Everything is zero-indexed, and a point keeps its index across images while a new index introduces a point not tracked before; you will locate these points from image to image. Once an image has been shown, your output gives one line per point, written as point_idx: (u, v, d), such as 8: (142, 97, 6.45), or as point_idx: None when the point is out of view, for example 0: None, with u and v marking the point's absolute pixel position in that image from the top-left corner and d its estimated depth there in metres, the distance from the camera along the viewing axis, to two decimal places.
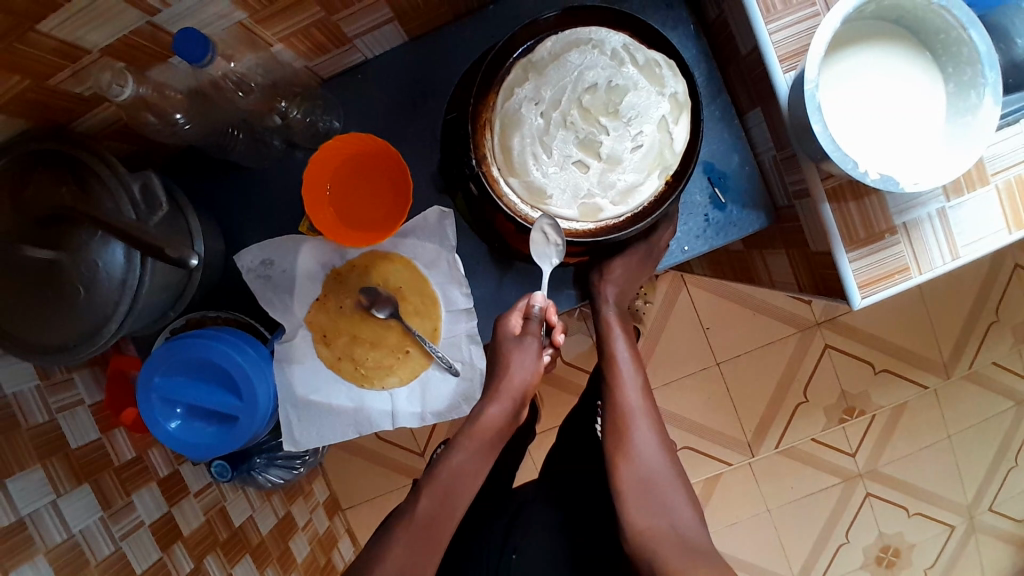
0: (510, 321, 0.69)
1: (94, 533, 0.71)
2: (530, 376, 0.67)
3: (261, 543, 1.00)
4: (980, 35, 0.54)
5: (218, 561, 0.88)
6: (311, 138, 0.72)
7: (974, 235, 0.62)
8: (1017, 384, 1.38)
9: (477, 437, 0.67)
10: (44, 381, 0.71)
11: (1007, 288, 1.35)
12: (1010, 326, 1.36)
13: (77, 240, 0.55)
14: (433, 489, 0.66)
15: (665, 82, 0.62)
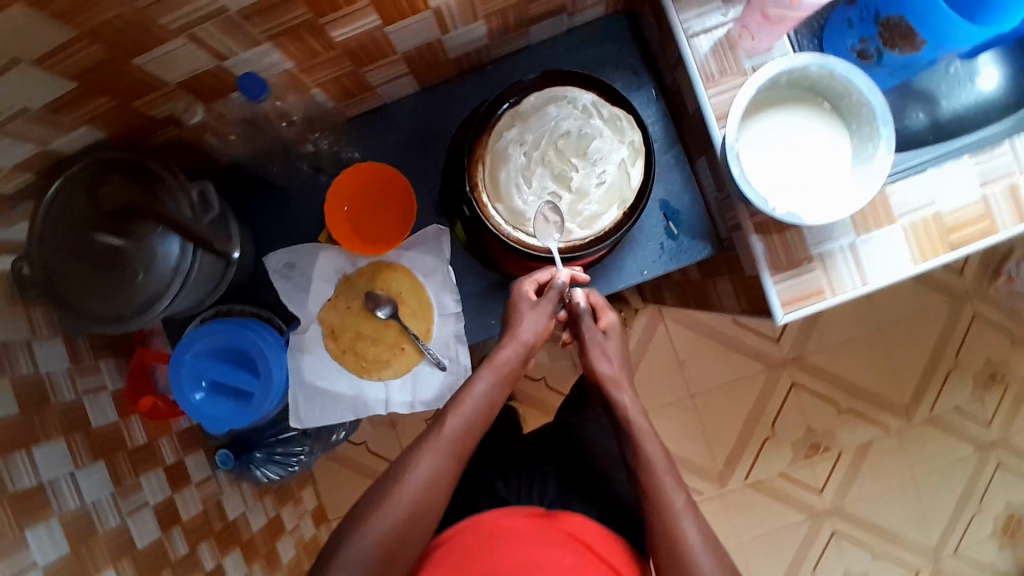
0: (524, 285, 0.77)
1: (103, 505, 0.80)
2: (540, 333, 0.75)
3: (249, 540, 1.10)
4: (875, 98, 0.67)
5: (211, 549, 0.98)
6: (334, 164, 0.86)
7: (879, 267, 0.76)
8: (978, 429, 1.47)
9: (496, 369, 0.73)
10: (74, 365, 0.84)
11: (964, 338, 1.48)
12: (969, 373, 1.47)
13: (141, 231, 0.68)
14: (456, 412, 0.70)
15: (625, 133, 0.77)
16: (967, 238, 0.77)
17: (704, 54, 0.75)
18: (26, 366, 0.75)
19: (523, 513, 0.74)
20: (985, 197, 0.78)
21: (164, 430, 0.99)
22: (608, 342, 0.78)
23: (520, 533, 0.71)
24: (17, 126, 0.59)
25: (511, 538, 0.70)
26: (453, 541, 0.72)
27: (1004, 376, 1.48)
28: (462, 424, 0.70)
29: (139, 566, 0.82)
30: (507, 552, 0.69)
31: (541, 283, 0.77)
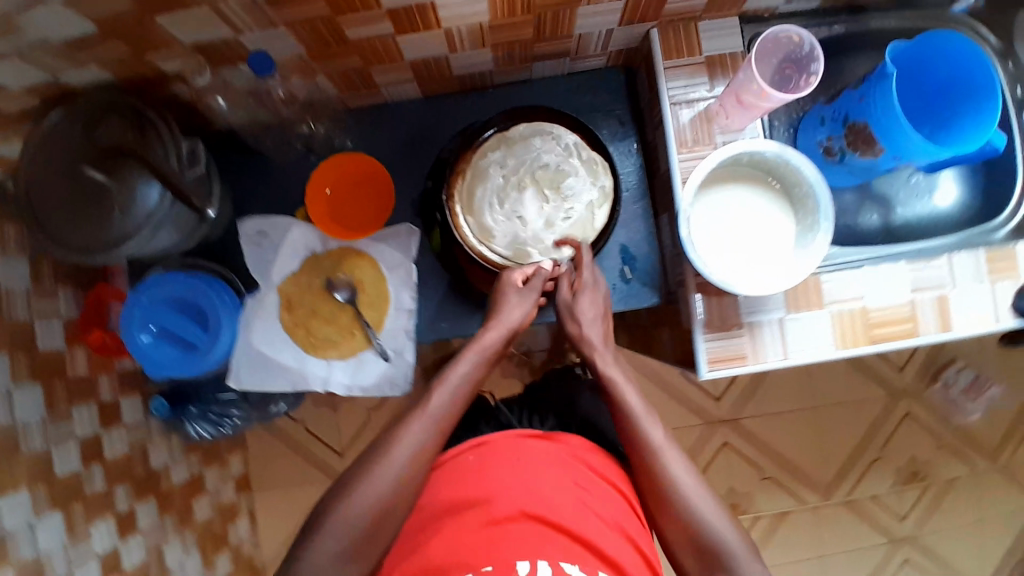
0: (512, 274, 0.80)
1: (31, 427, 0.85)
2: (522, 319, 0.78)
3: (168, 491, 1.15)
4: (820, 193, 0.74)
5: (125, 493, 1.03)
6: (325, 148, 0.90)
7: (802, 345, 0.82)
8: (890, 522, 1.55)
9: (481, 350, 0.76)
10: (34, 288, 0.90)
11: (893, 432, 1.55)
12: (890, 466, 1.55)
13: (126, 173, 0.71)
14: (440, 389, 0.73)
15: (598, 177, 0.83)
16: (886, 334, 0.84)
17: (683, 122, 0.82)
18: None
19: (509, 433, 0.73)
20: (913, 301, 0.86)
21: (107, 368, 1.03)
22: (580, 300, 0.80)
23: (502, 454, 0.71)
24: (36, 54, 0.64)
25: (490, 460, 0.70)
26: (444, 464, 0.72)
27: (925, 476, 1.56)
28: (444, 404, 0.72)
29: (53, 493, 0.88)
30: (487, 471, 0.68)
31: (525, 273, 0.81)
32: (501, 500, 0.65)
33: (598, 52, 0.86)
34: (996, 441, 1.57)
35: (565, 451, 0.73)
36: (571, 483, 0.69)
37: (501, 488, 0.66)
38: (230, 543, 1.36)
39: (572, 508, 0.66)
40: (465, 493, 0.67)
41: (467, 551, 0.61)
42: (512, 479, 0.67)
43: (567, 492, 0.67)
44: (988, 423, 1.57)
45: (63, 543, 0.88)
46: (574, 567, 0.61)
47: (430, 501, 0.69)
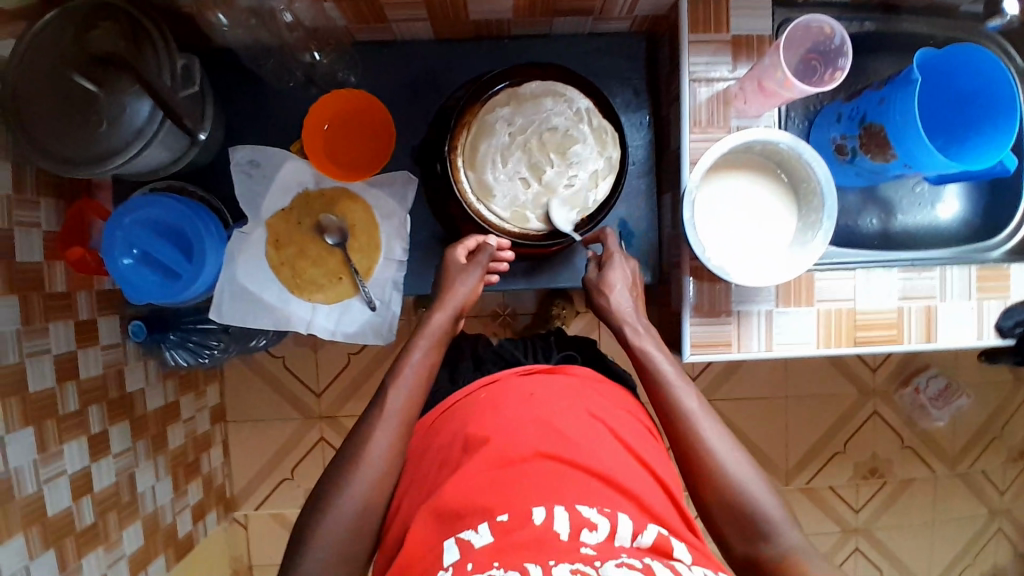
0: (455, 251, 0.79)
1: (6, 339, 0.86)
2: (470, 294, 0.77)
3: (142, 417, 1.16)
4: (827, 191, 0.73)
5: (100, 415, 1.04)
6: (328, 82, 0.86)
7: (787, 339, 0.82)
8: (843, 513, 1.61)
9: (426, 334, 0.74)
10: (14, 196, 0.89)
11: (859, 429, 1.60)
12: (851, 461, 1.60)
13: (117, 86, 0.68)
14: (395, 385, 0.70)
15: (606, 147, 0.81)
16: (870, 338, 0.85)
17: (699, 101, 0.79)
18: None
19: (517, 370, 0.76)
20: (901, 308, 0.86)
21: (86, 285, 1.03)
22: (611, 273, 0.81)
23: (513, 394, 0.72)
24: None
25: (501, 400, 0.71)
26: (458, 407, 0.74)
27: (883, 473, 1.62)
28: (405, 397, 0.69)
29: (27, 411, 0.89)
30: (500, 410, 0.69)
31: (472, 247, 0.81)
32: (515, 441, 0.65)
33: (622, 14, 0.82)
34: (955, 447, 1.63)
35: (581, 381, 0.77)
36: (584, 423, 0.68)
37: (514, 427, 0.66)
38: (200, 472, 1.38)
39: (587, 446, 0.65)
40: (478, 434, 0.66)
41: (481, 495, 0.60)
42: (525, 417, 0.68)
43: (581, 430, 0.67)
44: (950, 429, 1.62)
45: (34, 458, 0.90)
46: (592, 509, 0.58)
47: (447, 443, 0.69)
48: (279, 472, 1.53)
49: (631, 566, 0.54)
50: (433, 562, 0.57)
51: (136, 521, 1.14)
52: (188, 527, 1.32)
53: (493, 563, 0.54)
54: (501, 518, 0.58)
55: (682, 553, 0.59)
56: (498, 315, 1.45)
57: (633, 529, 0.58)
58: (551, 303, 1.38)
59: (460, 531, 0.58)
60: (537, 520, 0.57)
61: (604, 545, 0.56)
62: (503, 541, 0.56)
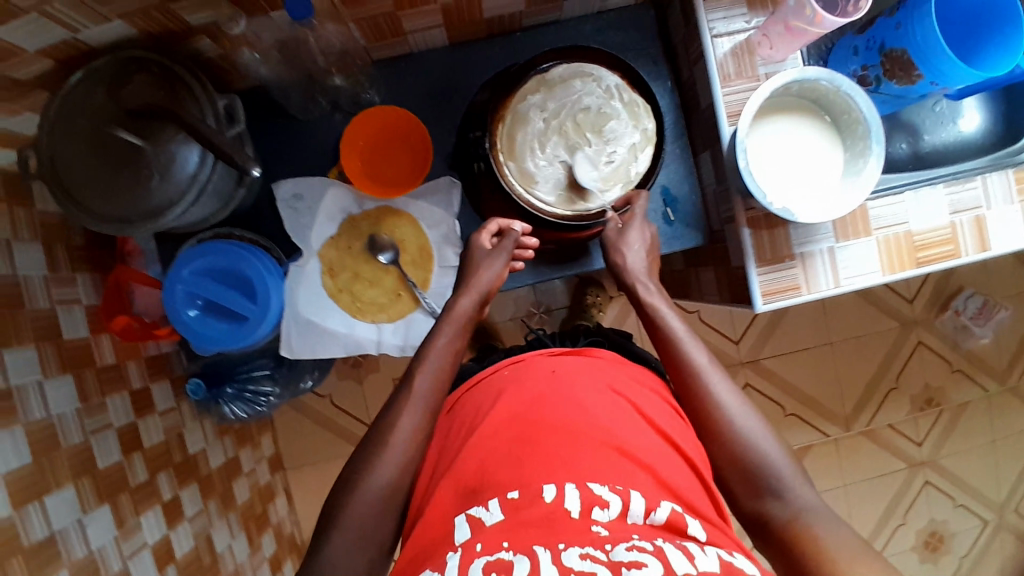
0: (480, 236, 0.82)
1: (67, 421, 0.84)
2: (495, 279, 0.80)
3: (208, 476, 1.14)
4: (872, 117, 0.73)
5: (168, 481, 1.02)
6: (352, 105, 0.87)
7: (852, 272, 0.83)
8: (908, 448, 1.61)
9: (454, 320, 0.76)
10: (52, 275, 0.87)
11: (907, 362, 1.60)
12: (907, 395, 1.60)
13: (162, 136, 0.68)
14: (422, 369, 0.73)
15: (641, 120, 0.81)
16: (929, 257, 0.86)
17: (724, 54, 0.80)
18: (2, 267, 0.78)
19: (542, 351, 0.78)
20: (953, 223, 0.87)
21: (134, 354, 1.01)
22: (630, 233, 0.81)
23: (538, 374, 0.73)
24: (54, 5, 0.59)
25: (527, 381, 0.72)
26: (486, 383, 0.76)
27: (938, 401, 1.61)
28: (431, 384, 0.73)
29: (99, 488, 0.86)
30: (526, 391, 0.71)
31: (496, 231, 0.83)
32: (540, 421, 0.66)
33: None
34: (1003, 362, 1.63)
35: (606, 363, 0.77)
36: (608, 399, 0.70)
37: (540, 406, 0.68)
38: (270, 523, 1.36)
39: (608, 424, 0.66)
40: (505, 414, 0.69)
41: (498, 472, 0.63)
42: (551, 397, 0.69)
43: (606, 407, 0.68)
44: (995, 346, 1.62)
45: (114, 535, 0.87)
46: (603, 487, 0.60)
47: (469, 415, 0.73)
48: None
49: (640, 548, 0.54)
50: (446, 537, 0.60)
51: None
52: None
53: (501, 542, 0.56)
54: (512, 495, 0.60)
55: (695, 530, 0.59)
56: (533, 315, 1.45)
57: (645, 507, 0.59)
58: (587, 290, 1.38)
59: (473, 508, 0.61)
60: (547, 498, 0.59)
61: (615, 524, 0.57)
62: (513, 518, 0.58)
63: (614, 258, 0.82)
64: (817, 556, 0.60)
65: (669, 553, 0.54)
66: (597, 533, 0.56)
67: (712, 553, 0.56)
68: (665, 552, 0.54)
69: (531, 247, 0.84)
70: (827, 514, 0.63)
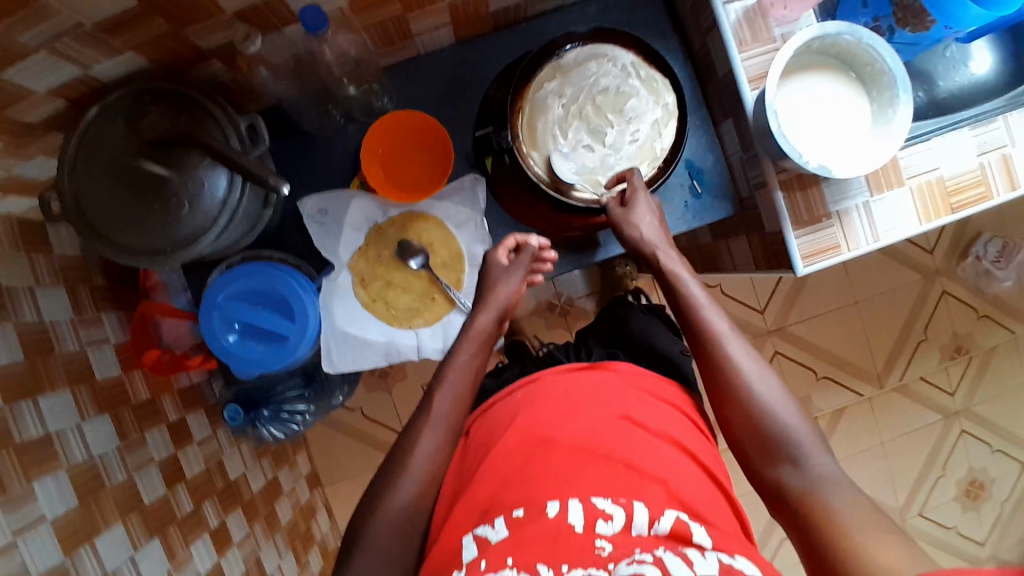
0: (497, 252, 0.82)
1: (110, 459, 0.82)
2: (513, 294, 0.81)
3: (251, 500, 1.13)
4: (896, 66, 0.72)
5: (214, 509, 1.00)
6: (365, 113, 0.86)
7: (889, 225, 0.82)
8: (942, 399, 1.60)
9: (472, 338, 0.78)
10: (78, 316, 0.86)
11: (933, 312, 1.59)
12: (936, 345, 1.59)
13: (188, 163, 0.67)
14: (442, 388, 0.73)
15: (661, 95, 0.79)
16: (964, 201, 0.85)
17: (737, 20, 0.79)
18: (29, 314, 0.76)
19: (556, 368, 0.77)
20: (982, 164, 0.85)
21: (167, 388, 0.99)
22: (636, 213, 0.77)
23: (553, 392, 0.72)
24: (66, 43, 0.58)
25: (544, 397, 0.72)
26: (500, 405, 0.76)
27: (968, 348, 1.61)
28: (453, 403, 0.73)
29: (147, 523, 0.84)
30: (545, 408, 0.70)
31: (513, 247, 0.84)
32: (549, 440, 0.66)
33: None
34: None
35: (624, 378, 0.75)
36: (617, 414, 0.69)
37: (557, 422, 0.68)
38: (316, 541, 1.35)
39: (615, 438, 0.66)
40: (516, 435, 0.68)
41: (507, 492, 0.62)
42: (560, 416, 0.69)
43: (615, 423, 0.68)
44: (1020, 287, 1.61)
45: (167, 570, 0.85)
46: (607, 501, 0.59)
47: (489, 432, 0.72)
48: None
49: (642, 561, 0.52)
50: (455, 557, 0.58)
51: None
52: None
53: (505, 559, 0.54)
54: (518, 513, 0.59)
55: (702, 537, 0.57)
56: (555, 306, 1.45)
57: (650, 517, 0.58)
58: (611, 268, 1.37)
59: (480, 528, 0.60)
60: (551, 514, 0.58)
61: (619, 537, 0.56)
62: (516, 536, 0.57)
63: (629, 233, 0.77)
64: (833, 526, 0.59)
65: (670, 562, 0.52)
66: (600, 551, 0.54)
67: (713, 558, 0.54)
68: (665, 560, 0.52)
69: (550, 259, 0.85)
70: (843, 482, 0.63)
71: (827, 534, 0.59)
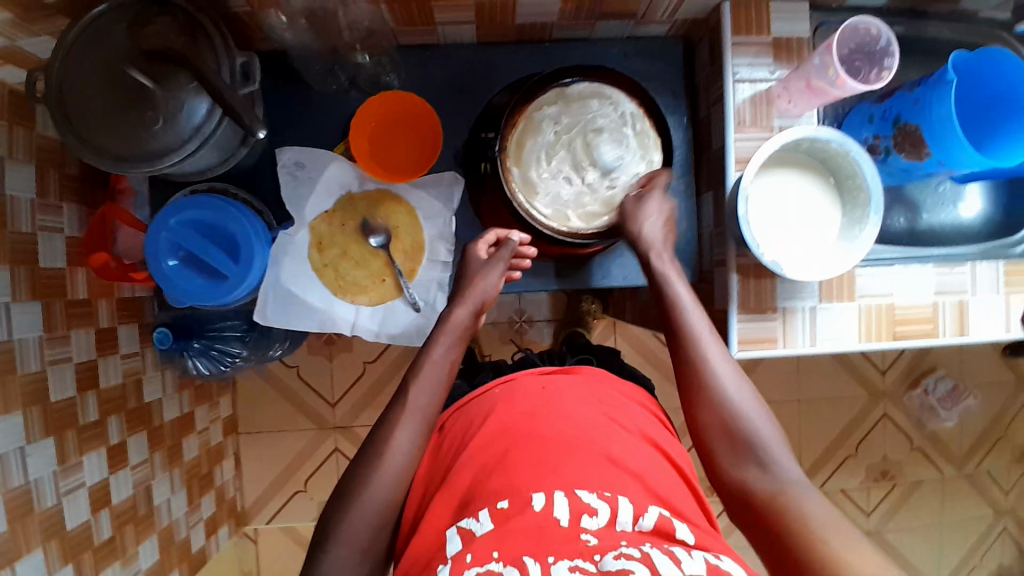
0: (477, 247, 0.83)
1: (27, 347, 0.81)
2: (491, 290, 0.81)
3: (159, 427, 1.11)
4: (874, 187, 0.75)
5: (119, 425, 0.99)
6: (370, 85, 0.87)
7: (827, 334, 0.85)
8: (856, 516, 1.62)
9: (451, 330, 0.77)
10: (39, 200, 0.84)
11: (871, 431, 1.62)
12: (864, 463, 1.62)
13: (175, 83, 0.67)
14: (418, 382, 0.72)
15: (648, 151, 0.82)
16: (906, 332, 0.87)
17: (742, 101, 0.81)
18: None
19: (533, 370, 0.76)
20: (936, 303, 0.88)
21: (106, 293, 0.98)
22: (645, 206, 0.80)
23: (527, 390, 0.72)
24: None
25: (518, 394, 0.70)
26: (475, 403, 0.74)
27: (894, 475, 1.63)
28: (429, 397, 0.72)
29: (46, 420, 0.83)
30: (519, 405, 0.69)
31: (493, 242, 0.84)
32: (528, 432, 0.65)
33: (664, 18, 0.84)
34: (962, 448, 1.65)
35: (595, 380, 0.76)
36: (595, 412, 0.69)
37: (535, 416, 0.67)
38: (214, 485, 1.33)
39: (595, 434, 0.65)
40: (496, 425, 0.67)
41: (488, 481, 0.62)
42: (540, 411, 0.68)
43: (591, 420, 0.67)
44: (958, 431, 1.64)
45: (54, 470, 0.84)
46: (592, 494, 0.59)
47: (466, 423, 0.72)
48: (292, 485, 1.48)
49: (629, 556, 0.53)
50: (440, 550, 0.60)
51: (151, 535, 1.07)
52: (201, 542, 1.26)
53: (492, 552, 0.55)
54: (502, 504, 0.59)
55: (684, 534, 0.58)
56: (514, 323, 1.45)
57: (634, 512, 0.59)
58: (579, 300, 1.38)
59: (464, 520, 0.60)
60: (537, 506, 0.58)
61: (604, 532, 0.57)
62: (503, 530, 0.57)
63: (631, 228, 0.80)
64: (803, 530, 0.59)
65: (656, 559, 0.53)
66: (585, 542, 0.55)
67: (700, 557, 0.56)
68: (652, 557, 0.53)
69: (529, 255, 0.86)
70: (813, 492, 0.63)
71: (799, 541, 0.59)
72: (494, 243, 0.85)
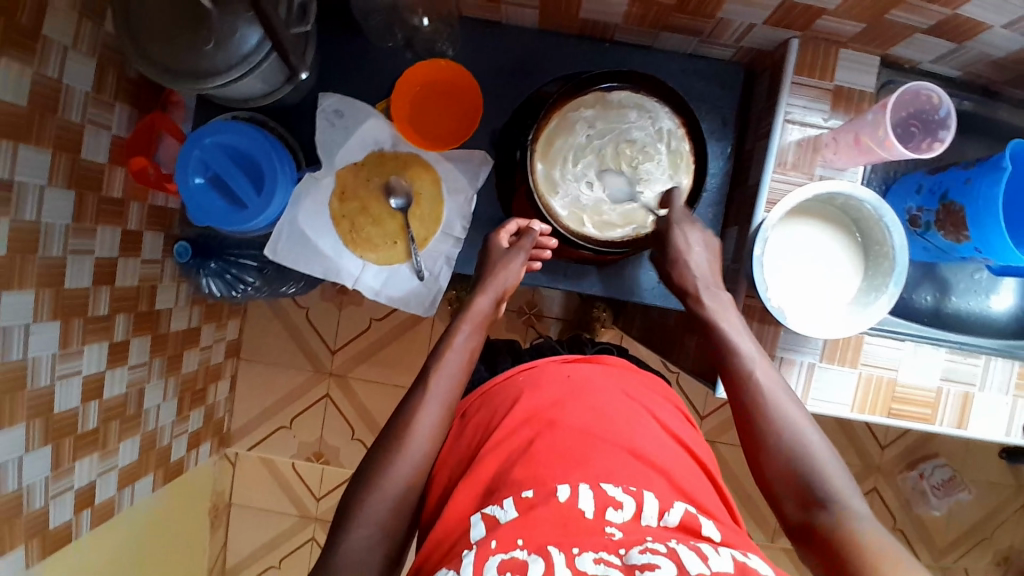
0: (499, 236, 0.82)
1: (53, 232, 0.82)
2: (512, 279, 0.80)
3: (164, 335, 1.13)
4: (902, 258, 0.72)
5: (126, 324, 1.01)
6: (424, 49, 0.87)
7: (820, 393, 0.83)
8: None
9: (473, 320, 0.76)
10: (94, 94, 0.86)
11: None
12: None
13: (230, 9, 0.69)
14: (441, 369, 0.71)
15: (678, 172, 0.82)
16: (902, 412, 0.84)
17: (789, 142, 0.79)
18: (52, 71, 0.78)
19: (556, 358, 0.72)
20: (940, 389, 0.85)
21: (140, 197, 1.00)
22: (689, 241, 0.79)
23: (553, 377, 0.69)
24: None
25: (543, 384, 0.67)
26: (498, 390, 0.70)
27: None
28: (450, 382, 0.71)
29: (57, 304, 0.85)
30: (543, 394, 0.66)
31: (514, 231, 0.83)
32: (553, 422, 0.62)
33: (730, 42, 0.82)
34: (945, 540, 1.59)
35: (618, 370, 0.73)
36: (622, 405, 0.66)
37: (561, 406, 0.64)
38: (205, 401, 1.36)
39: (620, 426, 0.63)
40: (521, 413, 0.64)
41: (512, 469, 0.59)
42: (566, 401, 0.65)
43: (620, 412, 0.65)
44: (945, 522, 1.59)
45: (53, 353, 0.86)
46: (617, 487, 0.56)
47: (496, 407, 0.68)
48: (278, 419, 1.51)
49: (654, 551, 0.50)
50: (462, 536, 0.56)
51: (134, 435, 1.09)
52: (181, 453, 1.28)
53: (516, 541, 0.52)
54: (527, 493, 0.56)
55: (710, 531, 0.56)
56: (524, 313, 1.45)
57: (659, 508, 0.56)
58: (591, 305, 1.36)
59: (488, 506, 0.57)
60: (561, 497, 0.55)
61: (629, 526, 0.54)
62: (528, 517, 0.54)
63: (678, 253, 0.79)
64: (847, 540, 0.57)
65: (683, 556, 0.50)
66: (610, 535, 0.53)
67: (726, 554, 0.52)
68: (678, 553, 0.50)
69: (550, 246, 0.84)
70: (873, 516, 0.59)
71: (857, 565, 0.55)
72: (515, 233, 0.84)
